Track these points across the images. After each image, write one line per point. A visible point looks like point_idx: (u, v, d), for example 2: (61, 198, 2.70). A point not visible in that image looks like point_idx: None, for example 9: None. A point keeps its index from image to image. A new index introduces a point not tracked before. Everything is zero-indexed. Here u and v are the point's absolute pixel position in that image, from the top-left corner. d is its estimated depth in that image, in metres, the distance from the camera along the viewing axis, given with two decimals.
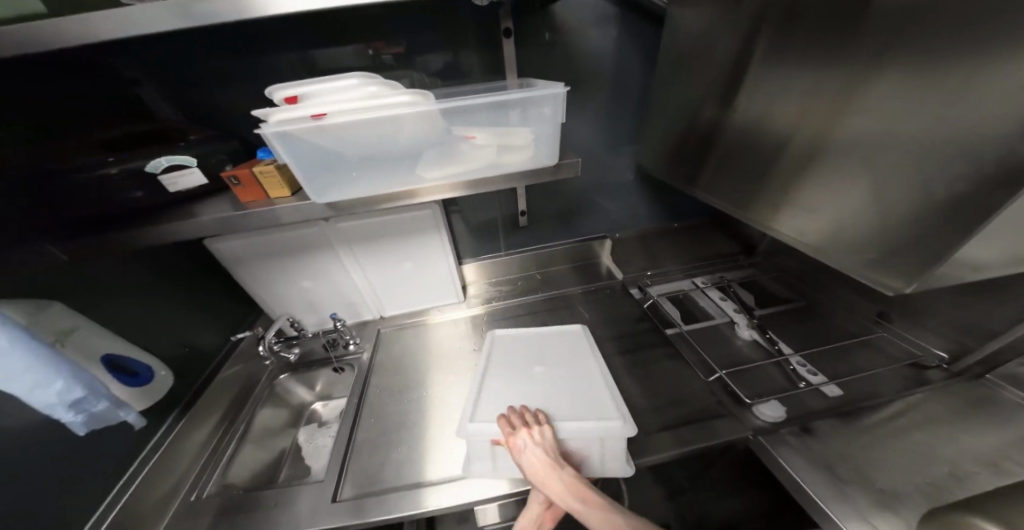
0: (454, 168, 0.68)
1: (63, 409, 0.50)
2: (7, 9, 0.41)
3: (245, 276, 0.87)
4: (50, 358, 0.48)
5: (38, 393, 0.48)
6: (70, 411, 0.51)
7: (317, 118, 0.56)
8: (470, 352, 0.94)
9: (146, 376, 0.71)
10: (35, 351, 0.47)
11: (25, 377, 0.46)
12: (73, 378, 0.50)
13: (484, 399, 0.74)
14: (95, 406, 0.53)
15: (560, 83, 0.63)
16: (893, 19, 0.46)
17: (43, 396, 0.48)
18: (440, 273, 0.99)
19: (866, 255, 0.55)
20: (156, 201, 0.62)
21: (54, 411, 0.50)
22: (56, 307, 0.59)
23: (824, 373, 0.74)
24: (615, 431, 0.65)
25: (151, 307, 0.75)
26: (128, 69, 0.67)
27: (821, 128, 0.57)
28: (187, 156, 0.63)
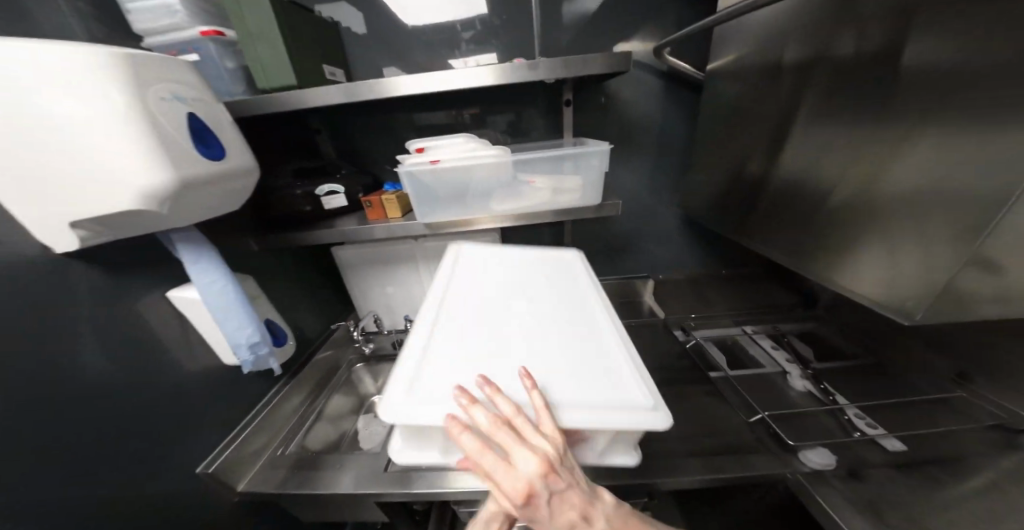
0: (520, 204, 0.86)
1: (245, 349, 0.72)
2: (282, 83, 0.74)
3: (350, 277, 1.12)
4: (251, 315, 0.72)
5: (237, 334, 0.71)
6: (248, 351, 0.73)
7: (433, 163, 0.79)
8: None
9: (283, 339, 0.89)
10: (246, 309, 0.71)
11: (234, 321, 0.70)
12: (257, 328, 0.73)
13: (431, 360, 0.55)
14: (261, 350, 0.75)
15: (607, 143, 0.80)
16: (911, 81, 0.55)
17: (238, 337, 0.71)
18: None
19: (877, 282, 0.62)
20: (317, 213, 0.89)
21: (239, 350, 0.72)
22: (248, 282, 0.82)
23: (886, 427, 0.68)
24: (644, 423, 0.48)
25: (290, 293, 1.01)
26: (316, 122, 1.01)
27: (853, 167, 0.65)
28: (339, 185, 0.90)
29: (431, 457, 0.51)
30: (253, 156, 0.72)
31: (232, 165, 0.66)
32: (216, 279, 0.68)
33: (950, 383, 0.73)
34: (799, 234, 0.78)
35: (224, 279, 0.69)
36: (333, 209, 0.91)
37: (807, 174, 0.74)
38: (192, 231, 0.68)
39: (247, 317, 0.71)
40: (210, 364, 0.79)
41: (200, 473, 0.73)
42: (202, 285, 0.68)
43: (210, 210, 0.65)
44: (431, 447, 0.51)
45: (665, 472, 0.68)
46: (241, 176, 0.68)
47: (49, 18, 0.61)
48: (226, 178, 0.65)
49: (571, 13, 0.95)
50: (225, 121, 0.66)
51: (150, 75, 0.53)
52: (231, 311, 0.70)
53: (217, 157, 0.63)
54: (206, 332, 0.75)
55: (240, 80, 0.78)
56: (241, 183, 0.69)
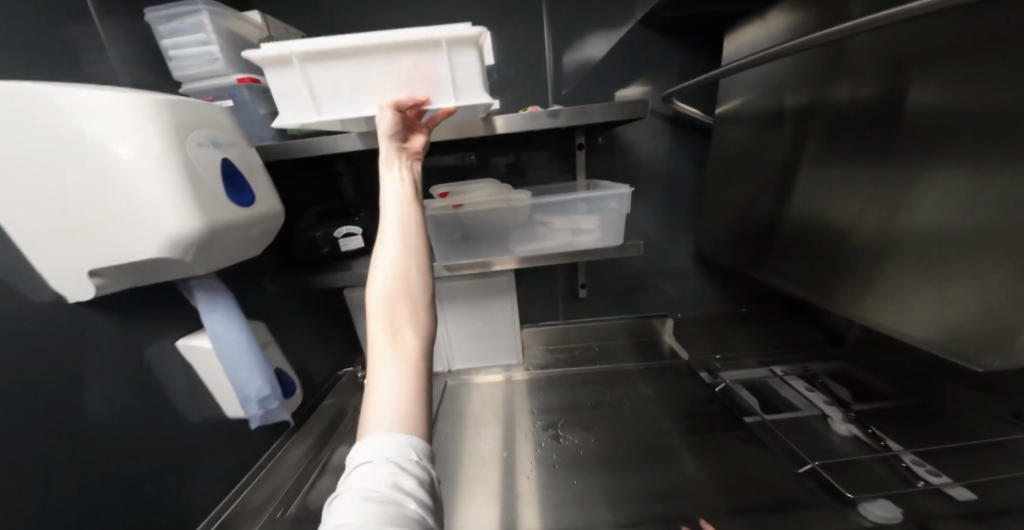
0: (540, 245, 0.86)
1: (254, 404, 0.68)
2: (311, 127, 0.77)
3: (359, 320, 1.08)
4: (264, 367, 0.69)
5: (247, 386, 0.68)
6: (256, 406, 0.69)
7: (456, 209, 0.80)
8: (527, 413, 0.96)
9: (292, 390, 0.84)
10: (258, 359, 0.68)
11: (246, 376, 0.67)
12: (267, 381, 0.70)
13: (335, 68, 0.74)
14: (270, 405, 0.71)
15: (625, 186, 0.80)
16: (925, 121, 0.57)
17: (248, 390, 0.68)
18: (502, 335, 1.10)
19: (939, 332, 0.59)
20: (333, 254, 0.89)
21: (248, 405, 0.69)
22: (259, 327, 0.79)
23: (950, 474, 0.64)
24: (458, 32, 0.61)
25: (299, 336, 0.97)
26: (338, 166, 1.04)
27: (881, 213, 0.66)
28: (356, 227, 0.91)
29: (313, 117, 0.66)
30: (280, 203, 0.73)
31: (259, 209, 0.66)
32: (231, 329, 0.66)
33: (1007, 424, 0.68)
34: (829, 273, 0.78)
35: (239, 328, 0.66)
36: (349, 250, 0.91)
37: (829, 208, 0.75)
38: (214, 278, 0.67)
39: (260, 370, 0.68)
40: (215, 415, 0.73)
41: None
42: (216, 336, 0.65)
43: (234, 254, 0.64)
44: (305, 100, 0.65)
45: None
46: (267, 223, 0.68)
47: (96, 67, 0.64)
48: (252, 227, 0.64)
49: (580, 65, 1.02)
50: (256, 167, 0.68)
51: (190, 122, 0.55)
52: (244, 363, 0.67)
53: (244, 201, 0.62)
54: (216, 385, 0.71)
55: (271, 124, 0.81)
56: (264, 231, 0.69)
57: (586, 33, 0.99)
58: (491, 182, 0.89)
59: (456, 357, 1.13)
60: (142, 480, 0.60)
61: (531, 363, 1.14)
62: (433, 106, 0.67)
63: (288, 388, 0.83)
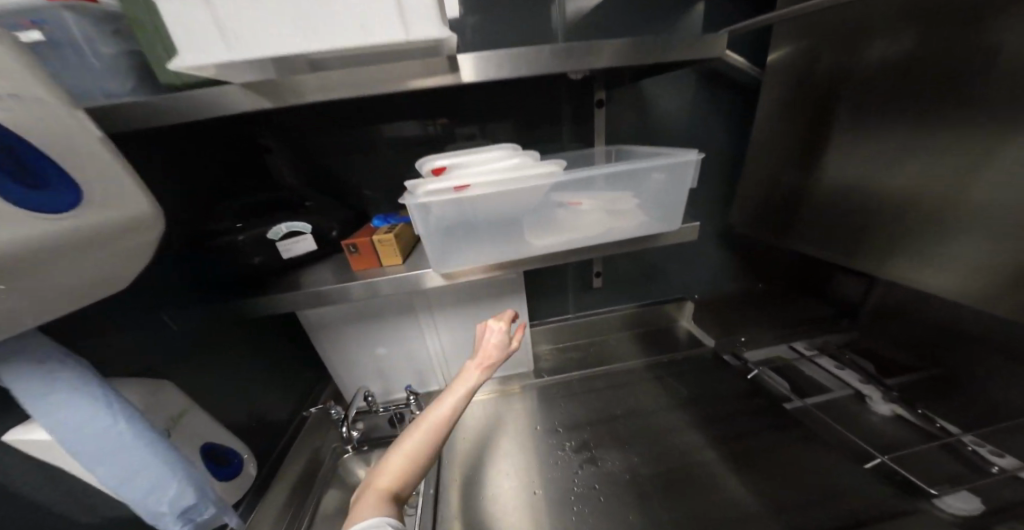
0: (566, 234, 0.65)
1: (171, 520, 0.43)
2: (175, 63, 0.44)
3: (325, 344, 0.82)
4: (176, 459, 0.43)
5: (151, 498, 0.42)
6: (177, 521, 0.44)
7: (459, 189, 0.54)
8: (554, 432, 0.81)
9: (236, 464, 0.60)
10: (161, 450, 0.42)
11: (146, 480, 0.41)
12: (188, 481, 0.44)
13: None
14: (201, 514, 0.46)
15: (691, 151, 0.61)
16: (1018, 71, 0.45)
17: (156, 505, 0.42)
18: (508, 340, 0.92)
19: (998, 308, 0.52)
20: (272, 265, 0.61)
21: (161, 522, 0.43)
22: (168, 389, 0.53)
23: (1015, 454, 0.61)
24: None
25: (235, 377, 0.69)
26: (267, 138, 0.74)
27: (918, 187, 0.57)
28: (303, 224, 0.64)
29: (219, 51, 0.38)
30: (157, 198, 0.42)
31: (107, 221, 0.37)
32: (97, 412, 0.39)
33: None
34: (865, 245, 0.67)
35: (110, 407, 0.40)
36: (297, 257, 0.63)
37: (854, 182, 0.67)
38: (37, 338, 0.38)
39: (168, 463, 0.42)
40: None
41: None
42: (68, 428, 0.38)
43: (59, 305, 0.35)
44: (200, 23, 0.37)
45: None
46: (134, 232, 0.39)
47: None
48: (95, 242, 0.35)
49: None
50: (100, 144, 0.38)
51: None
52: (141, 464, 0.41)
53: (61, 210, 0.33)
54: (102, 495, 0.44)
55: (127, 77, 0.48)
56: (134, 241, 0.40)
57: None
58: (507, 145, 0.63)
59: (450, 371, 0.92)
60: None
61: (544, 367, 0.98)
62: (370, 42, 0.40)
63: (228, 469, 0.59)
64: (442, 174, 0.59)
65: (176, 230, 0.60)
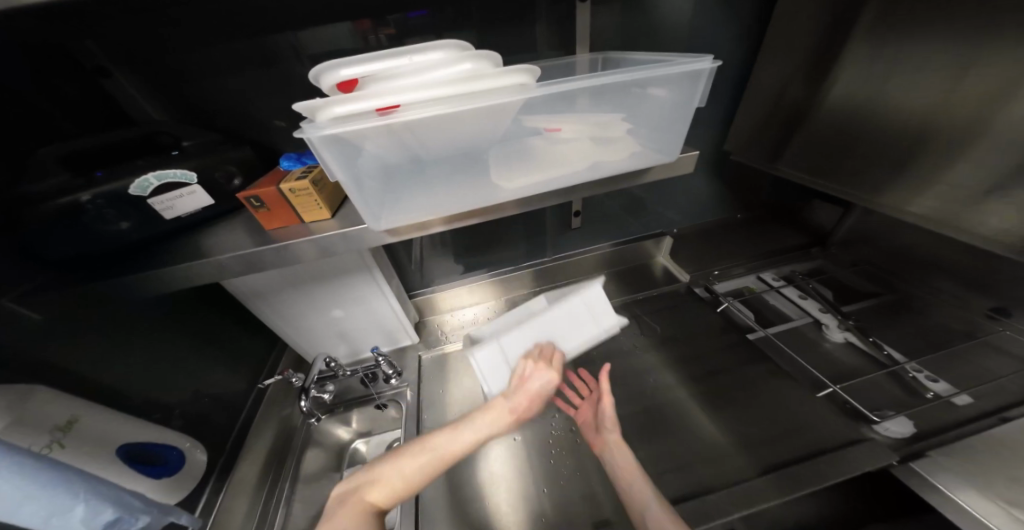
0: (538, 175, 0.51)
1: None
2: None
3: (266, 311, 0.71)
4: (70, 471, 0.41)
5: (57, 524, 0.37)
6: None
7: (385, 113, 0.38)
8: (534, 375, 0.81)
9: (173, 462, 0.56)
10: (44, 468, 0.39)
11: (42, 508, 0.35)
12: (98, 496, 0.39)
13: None
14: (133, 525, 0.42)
15: (705, 56, 0.46)
16: None
17: None
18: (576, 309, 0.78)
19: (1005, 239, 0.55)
20: (152, 230, 0.48)
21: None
22: (43, 394, 0.44)
23: (946, 379, 0.67)
24: None
25: (160, 360, 0.60)
26: (91, 58, 0.51)
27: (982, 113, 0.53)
28: (184, 171, 0.48)
29: None
30: None
31: None
32: None
33: (985, 320, 0.74)
34: (881, 174, 0.66)
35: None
36: (186, 215, 0.50)
37: (886, 99, 0.62)
38: None
39: (63, 488, 0.36)
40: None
41: None
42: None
43: None
44: None
45: (771, 492, 0.58)
46: None
47: None
48: None
49: None
50: None
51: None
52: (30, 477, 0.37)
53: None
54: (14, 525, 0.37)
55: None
56: None
57: None
58: (450, 42, 0.43)
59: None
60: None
61: None
62: None
63: (166, 467, 0.55)
64: (352, 90, 0.41)
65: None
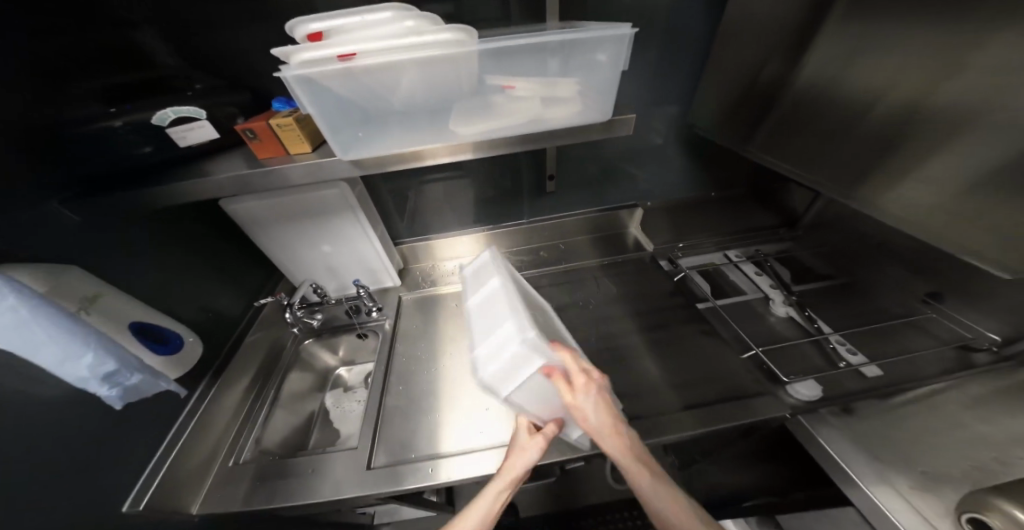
0: (488, 126, 0.58)
1: (97, 383, 0.49)
2: None
3: (265, 239, 0.82)
4: (86, 330, 0.48)
5: (68, 365, 0.47)
6: (105, 384, 0.50)
7: (345, 59, 0.47)
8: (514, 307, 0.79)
9: (176, 343, 0.67)
10: (63, 325, 0.46)
11: (57, 347, 0.46)
12: (104, 350, 0.49)
13: None
14: (128, 379, 0.51)
15: (624, 23, 0.52)
16: None
17: (76, 369, 0.47)
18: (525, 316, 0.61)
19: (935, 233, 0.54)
20: (169, 155, 0.58)
21: (88, 385, 0.49)
22: (75, 274, 0.55)
23: (865, 353, 0.73)
24: None
25: (175, 269, 0.72)
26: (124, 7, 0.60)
27: (909, 100, 0.52)
28: (196, 108, 0.57)
29: None
30: None
31: None
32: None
33: (919, 305, 0.78)
34: (854, 174, 0.62)
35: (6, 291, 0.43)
36: (196, 146, 0.59)
37: (827, 83, 0.62)
38: None
39: (73, 336, 0.46)
40: (80, 412, 0.55)
41: (129, 512, 0.57)
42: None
43: None
44: None
45: (672, 428, 0.67)
46: None
47: None
48: None
49: None
50: None
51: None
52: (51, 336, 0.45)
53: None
54: (43, 360, 0.46)
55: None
56: None
57: None
58: (400, 5, 0.51)
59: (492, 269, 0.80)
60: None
61: None
62: None
63: (166, 346, 0.65)
64: (319, 41, 0.50)
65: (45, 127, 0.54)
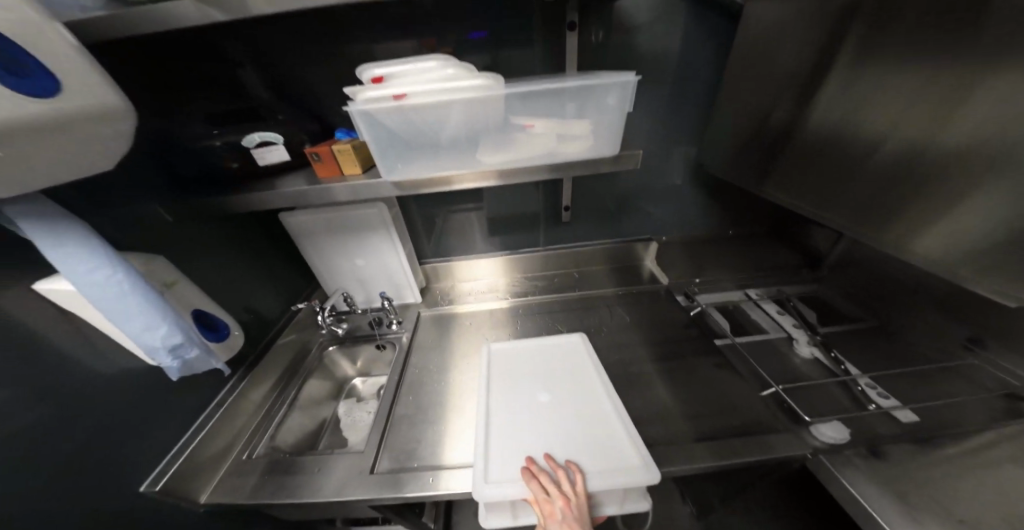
0: (512, 155, 0.66)
1: (164, 353, 0.54)
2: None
3: (309, 249, 0.93)
4: (165, 307, 0.52)
5: (146, 334, 0.51)
6: (169, 355, 0.54)
7: (397, 98, 0.57)
8: (539, 369, 0.82)
9: (224, 331, 0.72)
10: (149, 298, 0.50)
11: (140, 319, 0.50)
12: (175, 324, 0.53)
13: None
14: (188, 353, 0.56)
15: (630, 72, 0.61)
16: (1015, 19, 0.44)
17: (150, 339, 0.52)
18: (502, 442, 0.67)
19: (965, 266, 0.54)
20: (248, 170, 0.70)
21: (157, 355, 0.54)
22: (160, 263, 0.64)
23: (898, 397, 0.68)
24: None
25: (231, 269, 0.82)
26: (233, 51, 0.74)
27: (906, 141, 0.57)
28: (275, 134, 0.69)
29: None
30: (117, 90, 0.44)
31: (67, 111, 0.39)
32: (93, 264, 0.46)
33: (958, 350, 0.72)
34: (882, 212, 0.63)
35: (109, 261, 0.47)
36: (269, 165, 0.71)
37: (832, 121, 0.66)
38: (48, 202, 0.45)
39: (158, 310, 0.51)
40: (136, 384, 0.63)
41: (144, 492, 0.61)
42: (73, 273, 0.46)
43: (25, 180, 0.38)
44: None
45: (681, 459, 0.64)
46: (108, 124, 0.43)
47: None
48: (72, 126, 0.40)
49: None
50: (61, 38, 0.40)
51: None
52: (137, 307, 0.49)
53: (38, 98, 0.37)
54: (127, 329, 0.50)
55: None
56: (99, 146, 0.44)
57: None
58: (444, 56, 0.62)
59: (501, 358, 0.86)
60: (26, 476, 0.49)
61: (509, 292, 1.08)
62: None
63: (217, 332, 0.71)
64: (378, 83, 0.60)
65: (164, 143, 0.69)
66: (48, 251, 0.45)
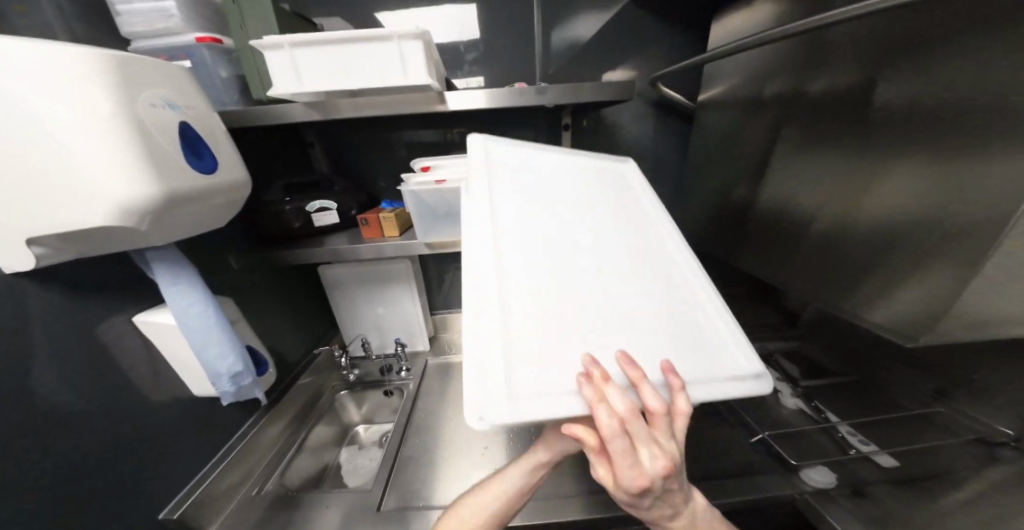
0: None
1: (226, 380, 0.63)
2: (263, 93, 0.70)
3: (339, 299, 1.06)
4: (235, 341, 0.63)
5: (216, 362, 0.61)
6: (229, 382, 0.63)
7: (438, 183, 0.73)
8: (590, 184, 0.62)
9: (266, 367, 0.81)
10: (227, 333, 0.62)
11: (216, 349, 0.60)
12: (239, 355, 0.63)
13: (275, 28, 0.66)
14: (244, 380, 0.65)
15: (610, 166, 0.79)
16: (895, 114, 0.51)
17: (218, 366, 0.61)
18: (532, 349, 0.41)
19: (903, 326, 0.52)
20: (307, 230, 0.86)
21: (219, 381, 0.62)
22: (227, 305, 0.74)
23: (877, 443, 0.73)
24: (405, 30, 0.58)
25: (271, 312, 0.93)
26: (310, 136, 0.99)
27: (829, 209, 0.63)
28: (330, 200, 0.87)
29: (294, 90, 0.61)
30: (242, 168, 0.63)
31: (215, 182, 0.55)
32: (193, 300, 0.59)
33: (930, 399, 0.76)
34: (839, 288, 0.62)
35: (205, 301, 0.60)
36: (324, 226, 0.88)
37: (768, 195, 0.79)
38: (173, 250, 0.60)
39: (231, 343, 0.62)
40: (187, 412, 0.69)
41: (163, 520, 0.62)
42: (177, 306, 0.58)
43: (174, 231, 0.53)
44: (285, 75, 0.61)
45: None
46: (230, 192, 0.60)
47: (27, 18, 0.53)
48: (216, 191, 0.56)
49: (568, 45, 0.97)
50: (218, 132, 0.59)
51: (133, 78, 0.45)
52: (216, 339, 0.60)
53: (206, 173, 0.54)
54: (202, 356, 0.60)
55: (235, 91, 0.74)
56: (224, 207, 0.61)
57: (575, 11, 0.94)
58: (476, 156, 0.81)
59: (525, 207, 0.53)
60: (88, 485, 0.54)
61: None
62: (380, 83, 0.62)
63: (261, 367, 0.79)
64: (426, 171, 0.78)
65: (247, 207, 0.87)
66: (162, 286, 0.58)
